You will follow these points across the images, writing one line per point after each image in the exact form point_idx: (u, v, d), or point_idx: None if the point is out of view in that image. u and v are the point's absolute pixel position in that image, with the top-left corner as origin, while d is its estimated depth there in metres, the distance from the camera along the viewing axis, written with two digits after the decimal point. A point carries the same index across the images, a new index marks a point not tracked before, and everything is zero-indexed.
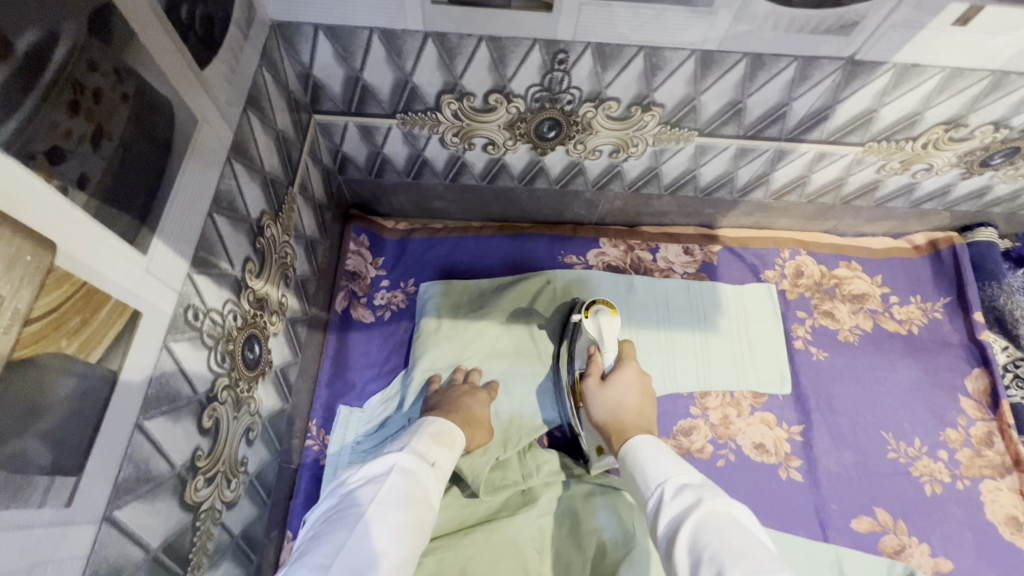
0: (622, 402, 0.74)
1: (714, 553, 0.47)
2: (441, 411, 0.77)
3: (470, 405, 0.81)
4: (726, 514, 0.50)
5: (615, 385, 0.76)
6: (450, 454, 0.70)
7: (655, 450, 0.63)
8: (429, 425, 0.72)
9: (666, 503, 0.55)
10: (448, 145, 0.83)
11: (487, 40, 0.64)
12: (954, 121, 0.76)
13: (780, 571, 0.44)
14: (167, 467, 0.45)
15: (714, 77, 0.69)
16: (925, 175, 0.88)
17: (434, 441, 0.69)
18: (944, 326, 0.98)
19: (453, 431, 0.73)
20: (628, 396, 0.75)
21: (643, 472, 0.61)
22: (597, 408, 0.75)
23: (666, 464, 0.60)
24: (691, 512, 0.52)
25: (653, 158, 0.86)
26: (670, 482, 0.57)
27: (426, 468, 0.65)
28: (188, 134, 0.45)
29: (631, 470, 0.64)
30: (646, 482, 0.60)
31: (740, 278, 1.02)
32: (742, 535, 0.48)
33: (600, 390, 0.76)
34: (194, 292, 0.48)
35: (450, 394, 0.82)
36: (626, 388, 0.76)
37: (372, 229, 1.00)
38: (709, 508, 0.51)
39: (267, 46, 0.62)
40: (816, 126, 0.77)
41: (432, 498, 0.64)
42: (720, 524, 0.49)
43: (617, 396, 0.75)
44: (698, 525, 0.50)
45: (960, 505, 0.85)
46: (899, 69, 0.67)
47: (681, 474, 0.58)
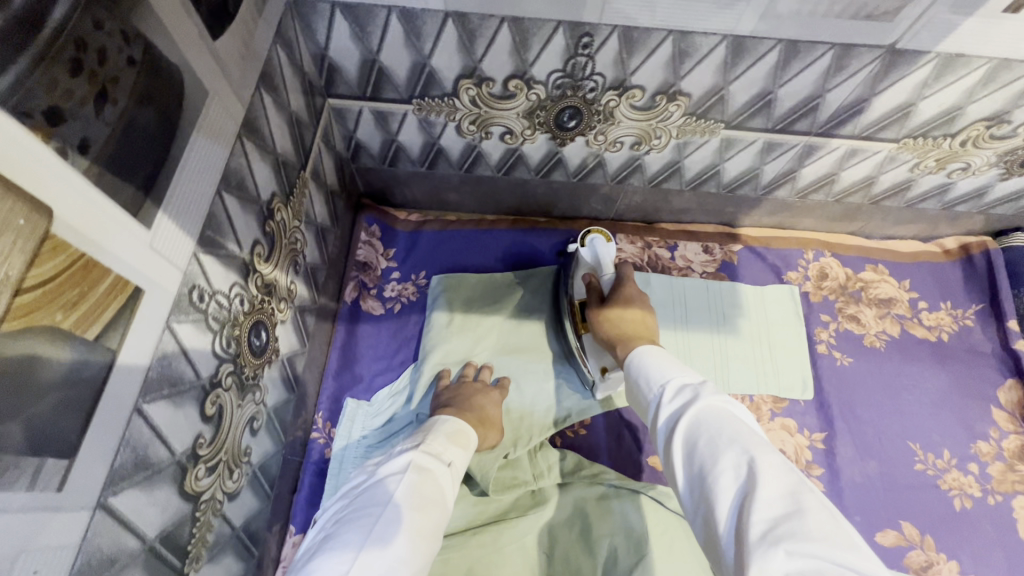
0: (625, 317, 0.71)
1: (709, 440, 0.45)
2: (455, 409, 0.75)
3: (483, 403, 0.78)
4: (724, 407, 0.48)
5: (616, 303, 0.72)
6: (464, 453, 0.67)
7: (659, 353, 0.60)
8: (443, 424, 0.70)
9: (664, 401, 0.53)
10: (465, 133, 0.81)
11: (509, 21, 0.62)
12: (996, 117, 0.72)
13: (776, 454, 0.43)
14: (166, 454, 0.43)
15: (745, 65, 0.66)
16: (961, 175, 0.84)
17: (449, 440, 0.67)
18: (975, 335, 0.94)
19: (467, 431, 0.70)
20: (630, 313, 0.71)
21: (644, 373, 0.58)
22: (599, 327, 0.72)
23: (666, 365, 0.57)
24: (688, 406, 0.49)
25: (676, 151, 0.83)
26: (670, 381, 0.54)
27: (442, 466, 0.63)
28: (197, 106, 0.44)
29: (631, 376, 0.60)
30: (646, 383, 0.57)
31: (762, 278, 0.98)
32: (739, 424, 0.46)
33: (603, 312, 0.73)
34: (199, 273, 0.46)
35: (462, 391, 0.79)
36: (626, 303, 0.72)
37: (384, 220, 0.98)
38: (706, 400, 0.49)
39: (282, 24, 0.60)
40: (850, 120, 0.74)
41: (444, 497, 0.60)
42: (716, 415, 0.46)
43: (619, 314, 0.71)
44: (694, 417, 0.48)
45: (991, 521, 0.81)
46: (943, 60, 0.64)
47: (680, 373, 0.55)
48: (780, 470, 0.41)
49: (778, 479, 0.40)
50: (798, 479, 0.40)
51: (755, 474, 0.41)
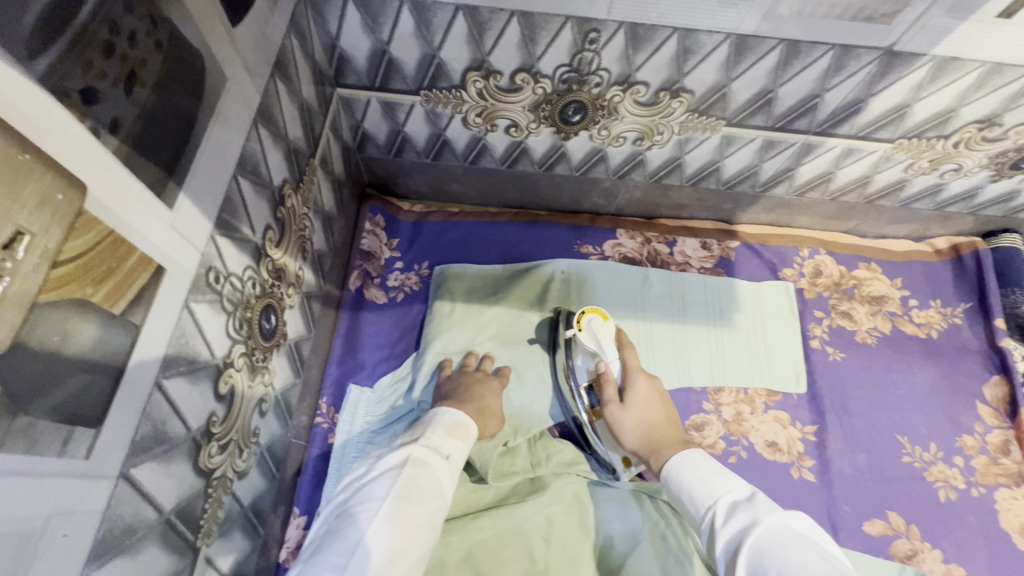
0: (648, 418, 0.75)
1: (780, 572, 0.44)
2: (454, 400, 0.76)
3: (483, 393, 0.80)
4: (784, 528, 0.48)
5: (637, 401, 0.77)
6: (463, 446, 0.69)
7: (699, 466, 0.61)
8: (443, 416, 0.71)
9: (719, 525, 0.53)
10: (471, 126, 0.82)
11: (518, 15, 0.63)
12: (988, 120, 0.74)
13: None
14: (182, 430, 0.45)
15: (747, 64, 0.68)
16: (953, 176, 0.87)
17: (448, 433, 0.68)
18: (963, 333, 0.97)
19: (466, 423, 0.71)
20: (649, 412, 0.76)
21: (689, 493, 0.59)
22: (627, 434, 0.75)
23: (711, 481, 0.58)
24: (748, 532, 0.50)
25: (677, 147, 0.85)
26: (720, 500, 0.55)
27: (441, 460, 0.64)
28: (217, 92, 0.45)
29: (674, 491, 0.61)
30: (694, 504, 0.58)
31: (758, 275, 1.00)
32: (804, 548, 0.46)
33: (624, 412, 0.76)
34: (215, 255, 0.47)
35: (462, 381, 0.81)
36: (647, 404, 0.77)
37: (388, 210, 0.99)
38: (765, 523, 0.49)
39: (295, 13, 0.61)
40: (847, 120, 0.76)
41: (443, 489, 0.62)
42: (780, 542, 0.47)
43: (641, 413, 0.76)
44: (757, 544, 0.48)
45: (974, 512, 0.84)
46: (938, 63, 0.66)
47: (728, 490, 0.56)
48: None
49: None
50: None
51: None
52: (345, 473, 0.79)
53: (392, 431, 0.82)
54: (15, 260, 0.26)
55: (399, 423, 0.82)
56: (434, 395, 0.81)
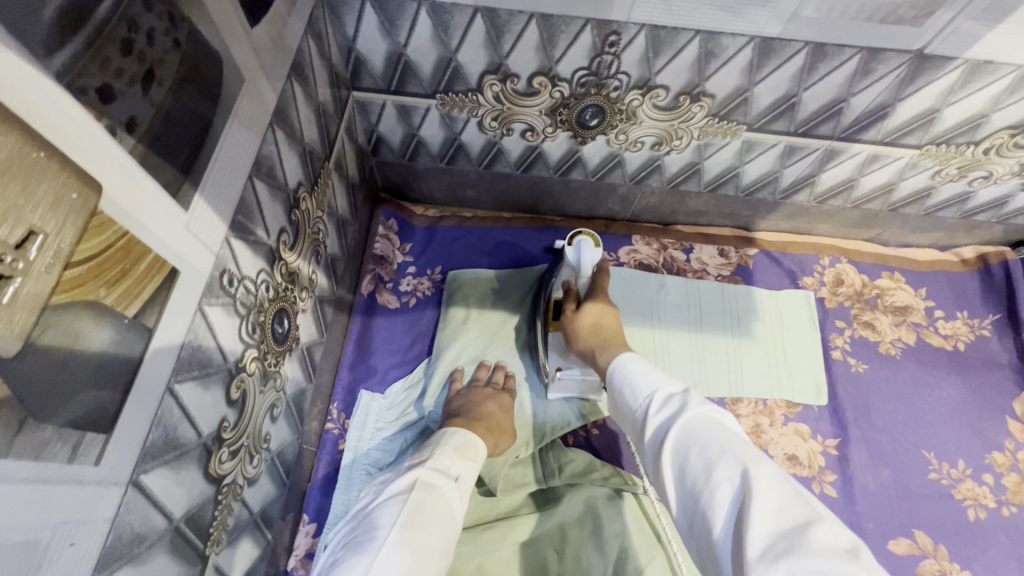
0: (602, 322, 0.72)
1: (701, 454, 0.44)
2: (463, 418, 0.75)
3: (493, 408, 0.78)
4: (711, 417, 0.47)
5: (595, 309, 0.74)
6: (472, 467, 0.67)
7: (641, 362, 0.59)
8: (451, 436, 0.70)
9: (651, 413, 0.52)
10: (486, 130, 0.81)
11: (538, 18, 0.62)
12: (1021, 125, 0.72)
13: (770, 463, 0.42)
14: (193, 436, 0.44)
15: (771, 68, 0.66)
16: (982, 184, 0.84)
17: (457, 454, 0.67)
18: (992, 345, 0.94)
19: (476, 442, 0.70)
20: (607, 318, 0.73)
21: (629, 385, 0.57)
22: (573, 332, 0.74)
23: (650, 374, 0.56)
24: (676, 419, 0.48)
25: (696, 152, 0.83)
26: (654, 391, 0.54)
27: (449, 482, 0.63)
28: (234, 93, 0.44)
29: (614, 387, 0.60)
30: (631, 395, 0.56)
31: (777, 283, 0.98)
32: (727, 433, 0.45)
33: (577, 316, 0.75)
34: (230, 257, 0.47)
35: (472, 396, 0.79)
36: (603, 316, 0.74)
37: (401, 214, 0.98)
38: (692, 411, 0.48)
39: (313, 16, 0.61)
40: (873, 125, 0.74)
41: (453, 514, 0.61)
42: (704, 428, 0.46)
43: (596, 316, 0.73)
44: (682, 431, 0.47)
45: (1006, 532, 0.81)
46: (971, 66, 0.64)
47: (663, 382, 0.54)
48: (774, 479, 0.40)
49: (773, 486, 0.39)
50: (794, 489, 0.39)
51: (749, 481, 0.40)
52: (355, 485, 0.77)
53: (403, 438, 0.81)
54: (27, 261, 0.25)
55: (411, 431, 0.81)
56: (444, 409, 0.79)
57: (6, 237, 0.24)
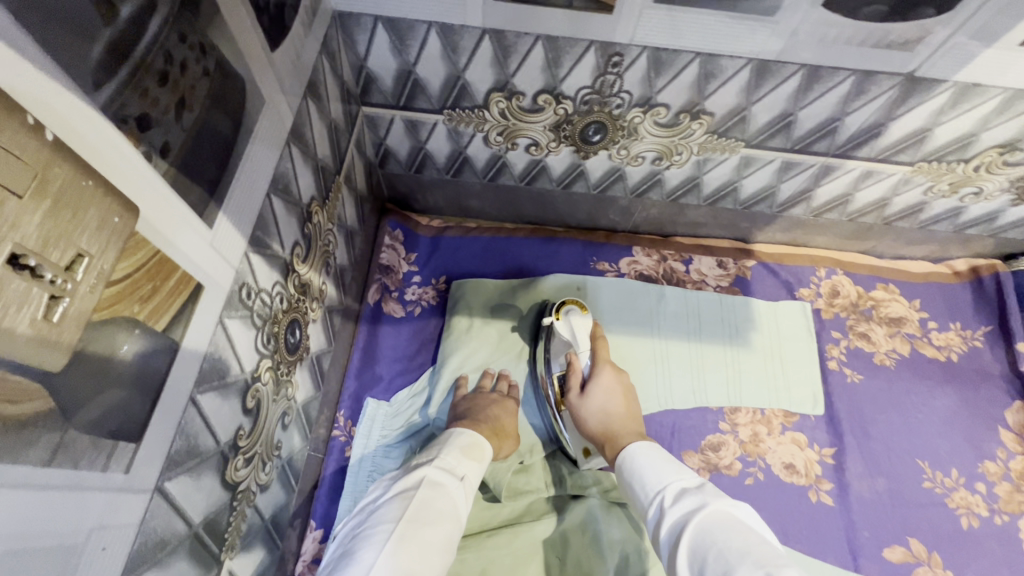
0: (609, 408, 0.75)
1: (720, 554, 0.48)
2: (469, 420, 0.76)
3: (499, 414, 0.80)
4: (726, 516, 0.52)
5: (601, 391, 0.77)
6: (478, 467, 0.69)
7: (652, 453, 0.65)
8: (458, 437, 0.71)
9: (666, 510, 0.57)
10: (491, 144, 0.83)
11: (543, 39, 0.65)
12: (1009, 144, 0.74)
13: (787, 564, 0.46)
14: (212, 444, 0.45)
15: (768, 88, 0.68)
16: (973, 199, 0.87)
17: (463, 454, 0.69)
18: (984, 356, 0.96)
19: (482, 443, 0.72)
20: (611, 402, 0.76)
21: (642, 479, 0.62)
22: (587, 420, 0.75)
23: (663, 469, 0.62)
24: (694, 516, 0.53)
25: (696, 167, 0.85)
26: (668, 487, 0.59)
27: (454, 481, 0.65)
28: (255, 115, 0.46)
29: (626, 480, 0.65)
30: (644, 490, 0.61)
31: (775, 294, 1.00)
32: (743, 533, 0.50)
33: (585, 402, 0.76)
34: (248, 271, 0.48)
35: (478, 401, 0.81)
36: (608, 395, 0.76)
37: (407, 224, 1.00)
38: (708, 510, 0.53)
39: (327, 36, 0.63)
40: (867, 143, 0.76)
41: (457, 513, 0.62)
42: (721, 527, 0.51)
43: (603, 402, 0.76)
44: (700, 529, 0.52)
45: (998, 540, 0.82)
46: (960, 89, 0.66)
47: (676, 478, 0.60)
48: None
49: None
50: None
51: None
52: (362, 489, 0.79)
53: (409, 445, 0.83)
54: (75, 281, 0.27)
55: (417, 438, 0.83)
56: (450, 414, 0.81)
57: (56, 259, 0.26)
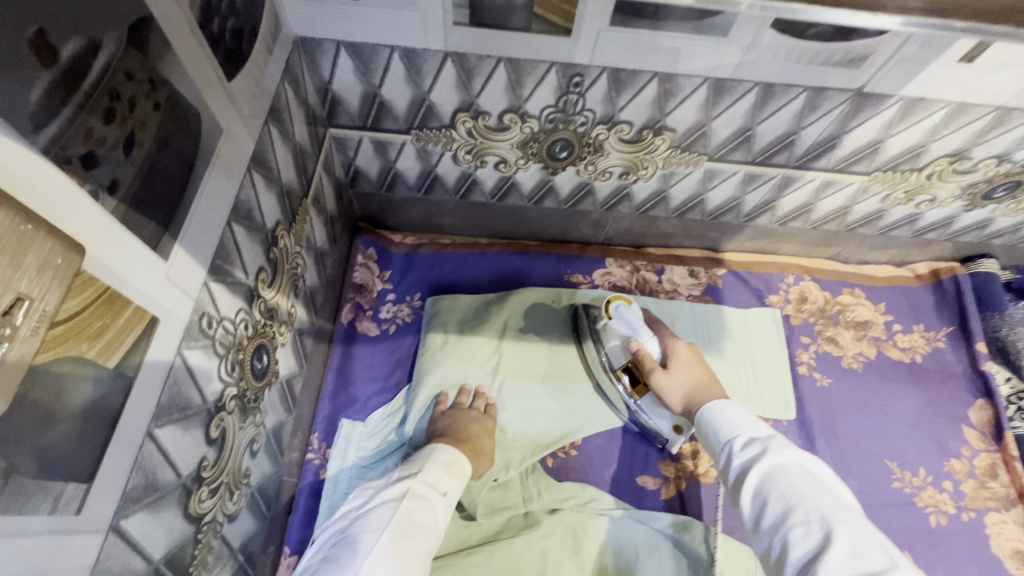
0: (693, 373, 0.77)
1: (782, 494, 0.51)
2: (451, 438, 0.76)
3: (478, 433, 0.80)
4: (795, 466, 0.54)
5: (679, 369, 0.78)
6: (458, 484, 0.70)
7: (733, 410, 0.64)
8: (443, 453, 0.72)
9: (735, 453, 0.58)
10: (461, 162, 0.84)
11: (505, 62, 0.66)
12: (958, 154, 0.77)
13: (851, 516, 0.49)
14: (174, 477, 0.45)
15: (725, 104, 0.70)
16: (928, 206, 0.90)
17: (445, 470, 0.69)
18: (946, 356, 0.98)
19: (463, 461, 0.72)
20: (693, 369, 0.77)
21: (715, 427, 0.63)
22: (672, 394, 0.76)
23: (738, 418, 0.62)
24: (759, 462, 0.55)
25: (662, 181, 0.87)
26: (740, 435, 0.60)
27: (436, 496, 0.65)
28: (212, 145, 0.46)
29: (701, 430, 0.66)
30: (716, 437, 0.62)
31: (745, 301, 1.02)
32: (809, 483, 0.52)
33: (668, 378, 0.77)
34: (209, 301, 0.48)
35: (456, 417, 0.81)
36: (688, 366, 0.78)
37: (380, 242, 1.00)
38: (778, 457, 0.55)
39: (290, 60, 0.63)
40: (823, 155, 0.79)
41: (437, 527, 0.63)
42: (784, 475, 0.53)
43: (683, 373, 0.77)
44: (767, 472, 0.54)
45: (965, 536, 0.85)
46: (906, 102, 0.69)
47: (746, 428, 0.61)
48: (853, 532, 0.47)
49: (852, 535, 0.46)
50: (870, 535, 0.46)
51: (826, 531, 0.47)
52: (337, 512, 0.78)
53: (385, 466, 0.82)
54: (14, 326, 0.27)
55: (393, 459, 0.82)
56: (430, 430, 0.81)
57: None
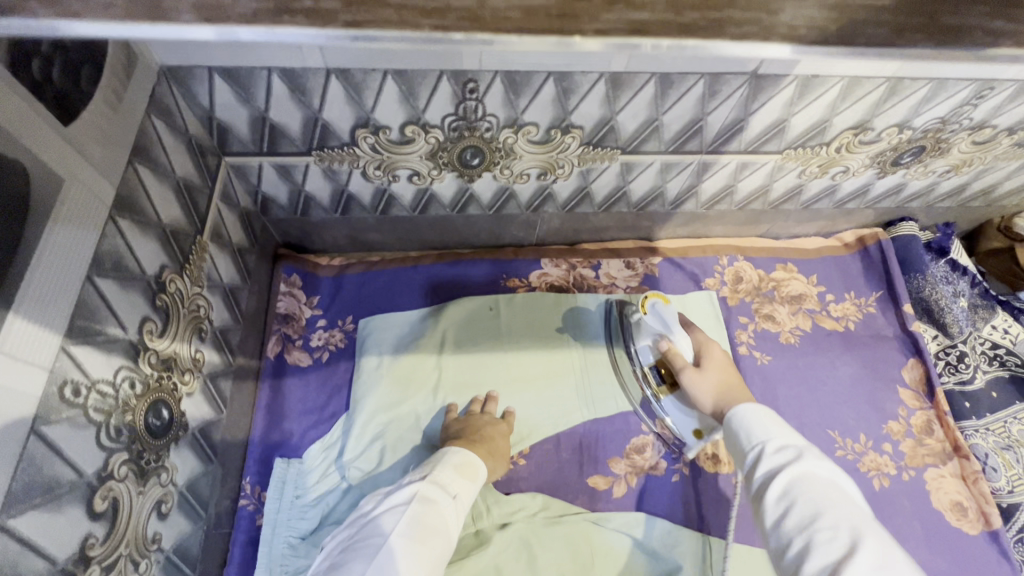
0: (725, 377, 0.74)
1: (811, 502, 0.52)
2: (463, 441, 0.78)
3: (492, 434, 0.82)
4: (821, 474, 0.55)
5: (712, 365, 0.76)
6: (471, 485, 0.69)
7: (759, 415, 0.63)
8: (452, 454, 0.71)
9: (764, 458, 0.58)
10: (372, 178, 0.81)
11: (392, 74, 0.63)
12: (860, 126, 0.78)
13: (874, 532, 0.50)
14: (45, 564, 0.42)
15: (627, 98, 0.69)
16: (843, 177, 0.91)
17: (456, 472, 0.69)
18: (878, 320, 1.01)
19: (475, 462, 0.72)
20: (727, 376, 0.74)
21: (743, 427, 0.62)
22: (702, 393, 0.73)
23: (767, 423, 0.61)
24: (792, 466, 0.55)
25: (581, 178, 0.86)
26: (771, 439, 0.59)
27: (446, 498, 0.65)
28: (51, 199, 0.43)
29: (728, 430, 0.64)
30: (744, 437, 0.61)
31: (682, 288, 1.03)
32: (842, 496, 0.53)
33: (700, 375, 0.74)
34: (71, 366, 0.45)
35: (472, 423, 0.82)
36: (720, 366, 0.76)
37: (305, 267, 0.96)
38: (812, 466, 0.55)
39: (156, 92, 0.59)
40: (733, 138, 0.78)
41: (449, 529, 0.63)
42: (815, 484, 0.53)
43: (718, 376, 0.74)
44: (796, 478, 0.54)
45: (908, 496, 0.87)
46: (802, 80, 0.69)
47: (779, 434, 0.60)
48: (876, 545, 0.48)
49: (877, 549, 0.48)
50: (894, 553, 0.47)
51: (852, 539, 0.49)
52: (277, 558, 0.74)
53: (325, 502, 0.78)
54: None
55: (333, 493, 0.79)
56: (443, 436, 0.82)
57: None
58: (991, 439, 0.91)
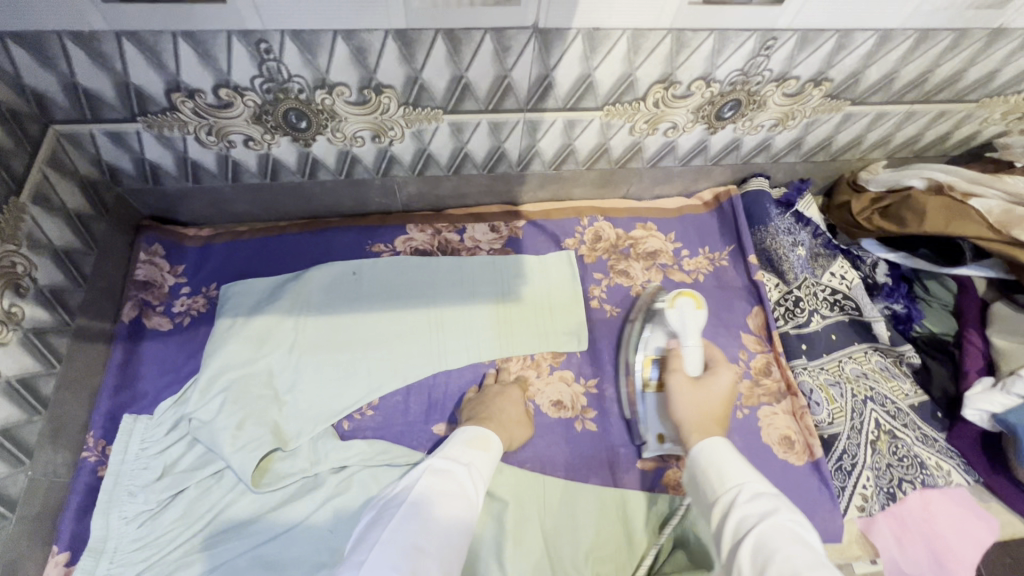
0: (705, 404, 0.77)
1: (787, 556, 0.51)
2: (476, 419, 0.83)
3: (504, 406, 0.87)
4: (788, 526, 0.55)
5: (705, 388, 0.78)
6: (485, 455, 0.74)
7: (721, 451, 0.67)
8: (465, 433, 0.77)
9: (738, 501, 0.60)
10: (208, 144, 0.85)
11: (180, 36, 0.67)
12: (666, 79, 0.83)
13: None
14: None
15: (422, 55, 0.73)
16: (675, 133, 0.95)
17: (467, 445, 0.74)
18: (728, 273, 1.06)
19: (488, 436, 0.78)
20: (710, 402, 0.77)
21: (714, 472, 0.65)
22: (679, 401, 0.78)
23: (737, 468, 0.65)
24: (765, 520, 0.56)
25: (417, 140, 0.89)
26: (739, 486, 0.62)
27: (460, 465, 0.70)
28: None
29: (694, 476, 0.68)
30: (713, 488, 0.64)
31: (543, 247, 1.07)
32: (809, 549, 0.52)
33: (688, 388, 0.79)
34: None
35: (487, 396, 0.89)
36: (714, 391, 0.78)
37: (168, 238, 0.99)
38: (776, 519, 0.56)
39: None
40: (547, 94, 0.83)
41: (466, 492, 0.68)
42: (782, 532, 0.54)
43: (704, 394, 0.78)
44: (767, 530, 0.55)
45: (739, 432, 0.92)
46: (586, 33, 0.73)
47: (749, 480, 0.62)
48: None
49: None
50: None
51: None
52: (118, 506, 0.79)
53: (169, 454, 0.83)
54: None
55: (178, 446, 0.83)
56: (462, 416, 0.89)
57: None
58: (821, 377, 0.96)
